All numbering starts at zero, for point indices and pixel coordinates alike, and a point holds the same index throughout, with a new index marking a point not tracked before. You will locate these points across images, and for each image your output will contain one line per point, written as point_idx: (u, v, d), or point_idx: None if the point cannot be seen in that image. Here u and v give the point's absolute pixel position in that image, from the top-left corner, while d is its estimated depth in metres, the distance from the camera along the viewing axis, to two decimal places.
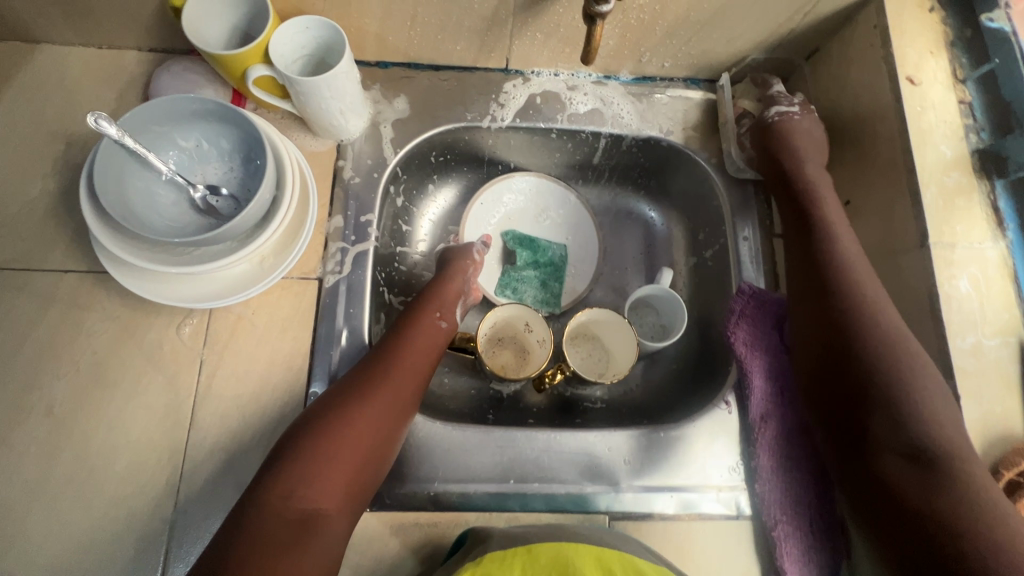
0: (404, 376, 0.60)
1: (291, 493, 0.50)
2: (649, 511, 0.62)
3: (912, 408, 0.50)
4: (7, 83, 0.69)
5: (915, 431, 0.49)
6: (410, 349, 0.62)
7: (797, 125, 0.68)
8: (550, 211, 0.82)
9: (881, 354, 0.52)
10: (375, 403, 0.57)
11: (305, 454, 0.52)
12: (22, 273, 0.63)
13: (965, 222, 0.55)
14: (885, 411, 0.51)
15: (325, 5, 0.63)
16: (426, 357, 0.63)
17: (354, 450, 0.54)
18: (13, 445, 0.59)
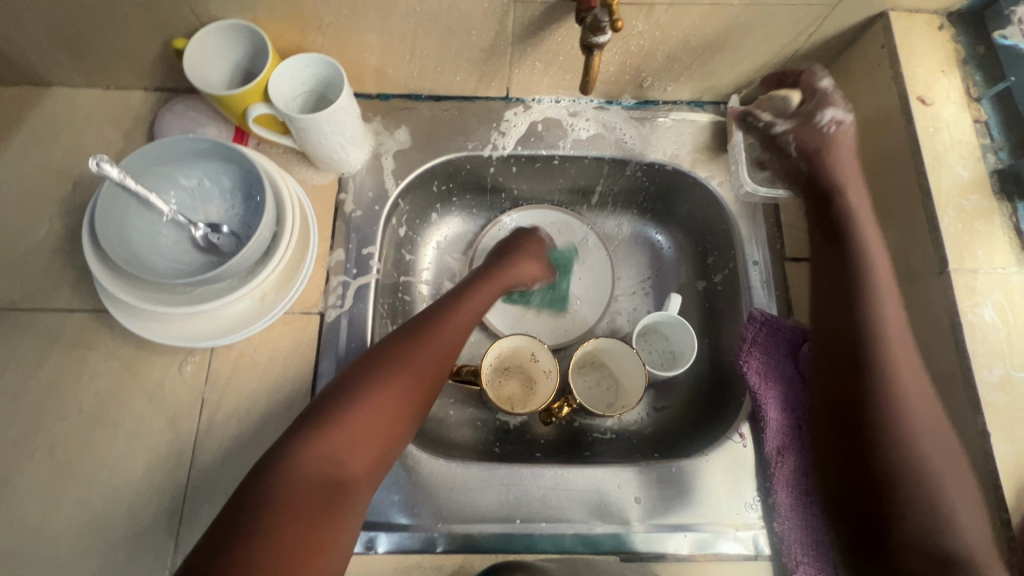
0: (440, 351, 0.56)
1: (318, 452, 0.47)
2: (663, 551, 0.59)
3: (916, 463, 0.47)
4: (18, 126, 0.71)
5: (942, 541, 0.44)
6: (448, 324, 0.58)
7: (841, 140, 0.60)
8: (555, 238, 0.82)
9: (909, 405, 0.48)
10: (411, 371, 0.53)
11: (338, 414, 0.49)
12: (28, 314, 0.64)
13: (986, 247, 0.52)
14: (910, 511, 0.46)
15: (325, 42, 0.64)
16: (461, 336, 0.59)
17: (386, 415, 0.51)
18: (15, 488, 0.58)
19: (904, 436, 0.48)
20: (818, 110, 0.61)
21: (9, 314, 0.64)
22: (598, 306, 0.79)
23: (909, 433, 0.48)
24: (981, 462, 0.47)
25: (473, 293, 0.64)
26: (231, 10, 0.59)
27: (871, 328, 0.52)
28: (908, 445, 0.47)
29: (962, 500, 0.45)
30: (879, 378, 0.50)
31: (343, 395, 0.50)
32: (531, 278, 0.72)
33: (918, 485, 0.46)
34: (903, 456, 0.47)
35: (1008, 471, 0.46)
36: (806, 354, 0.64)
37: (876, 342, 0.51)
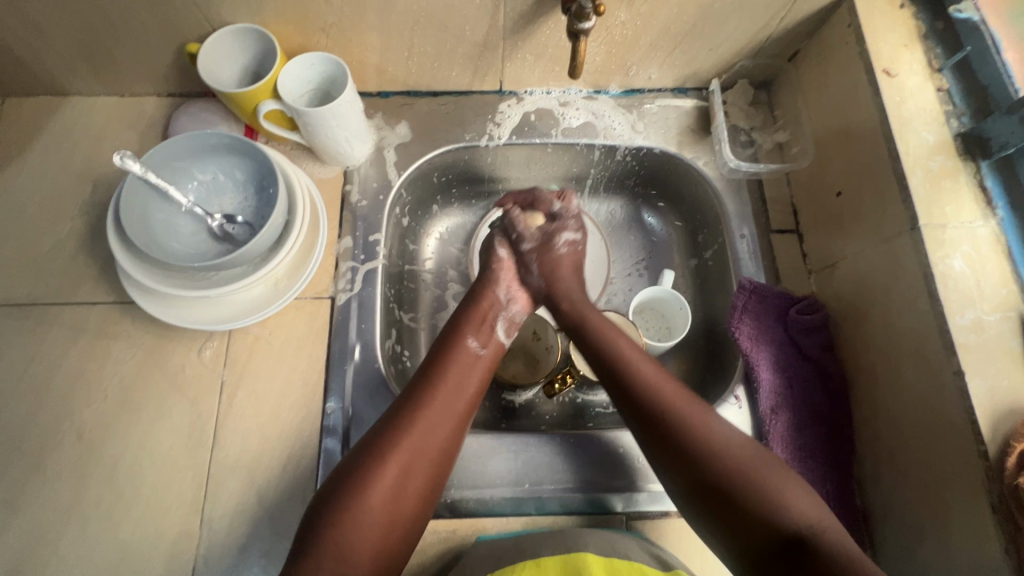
0: (456, 391, 0.57)
1: (355, 526, 0.48)
2: (665, 509, 0.62)
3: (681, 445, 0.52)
4: (40, 133, 0.75)
5: (786, 528, 0.46)
6: (456, 366, 0.59)
7: (536, 262, 0.69)
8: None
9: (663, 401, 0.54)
10: (427, 420, 0.54)
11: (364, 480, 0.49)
12: (54, 306, 0.67)
13: (953, 203, 0.56)
14: (756, 510, 0.48)
15: (328, 42, 0.68)
16: (470, 373, 0.59)
17: (413, 467, 0.52)
18: (47, 470, 0.61)
19: (725, 457, 0.50)
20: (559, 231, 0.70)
21: (37, 307, 0.67)
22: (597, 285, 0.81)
23: (714, 436, 0.52)
24: (957, 400, 0.51)
25: (474, 329, 0.63)
26: (242, 15, 0.63)
27: (641, 386, 0.56)
28: (718, 462, 0.50)
29: (790, 488, 0.49)
30: (677, 420, 0.53)
31: (365, 461, 0.51)
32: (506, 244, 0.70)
33: (752, 492, 0.48)
34: (729, 461, 0.50)
35: (983, 406, 0.49)
36: (793, 317, 0.67)
37: (653, 394, 0.55)
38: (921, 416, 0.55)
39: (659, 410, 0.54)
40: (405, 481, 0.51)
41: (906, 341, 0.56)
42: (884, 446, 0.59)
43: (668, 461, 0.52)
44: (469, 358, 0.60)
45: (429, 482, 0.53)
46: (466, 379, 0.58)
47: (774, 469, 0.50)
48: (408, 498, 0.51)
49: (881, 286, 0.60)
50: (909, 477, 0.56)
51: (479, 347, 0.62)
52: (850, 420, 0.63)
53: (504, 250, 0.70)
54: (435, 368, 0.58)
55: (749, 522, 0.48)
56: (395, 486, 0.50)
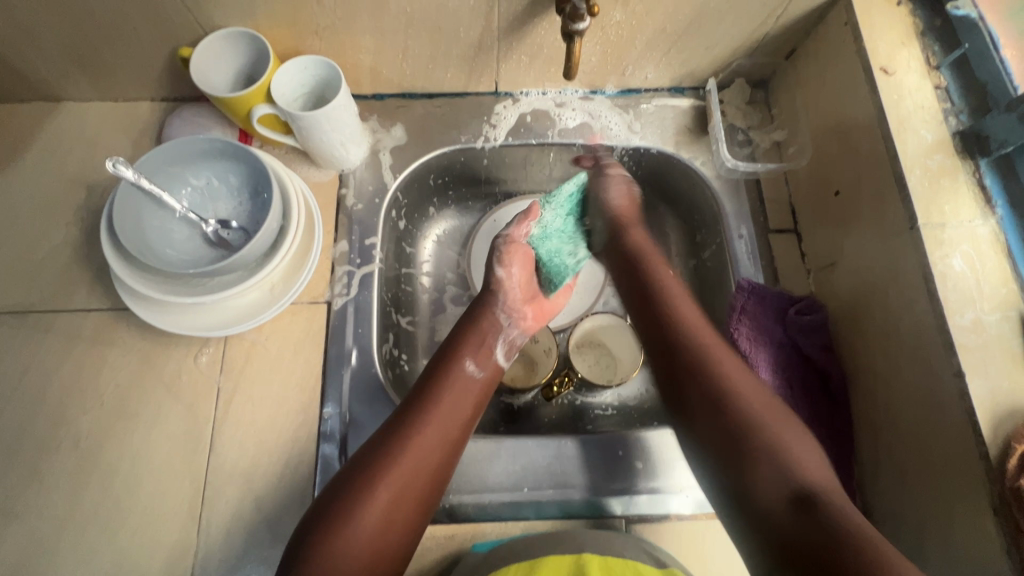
0: (450, 416, 0.57)
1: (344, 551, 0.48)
2: (665, 512, 0.62)
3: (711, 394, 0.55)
4: (33, 139, 0.74)
5: (797, 484, 0.48)
6: (450, 391, 0.58)
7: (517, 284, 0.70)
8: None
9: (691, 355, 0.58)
10: (419, 450, 0.54)
11: (352, 512, 0.49)
12: (49, 314, 0.67)
13: (952, 202, 0.55)
14: (766, 462, 0.50)
15: (322, 45, 0.68)
16: (464, 401, 0.59)
17: (404, 497, 0.52)
18: (43, 479, 0.61)
19: (748, 405, 0.54)
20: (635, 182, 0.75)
21: (32, 315, 0.67)
22: (594, 290, 0.83)
23: (737, 394, 0.54)
24: (957, 401, 0.50)
25: (472, 351, 0.62)
26: (234, 18, 0.63)
27: (687, 340, 0.59)
28: (739, 412, 0.53)
29: (801, 449, 0.51)
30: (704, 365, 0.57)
31: (352, 491, 0.51)
32: (505, 263, 0.70)
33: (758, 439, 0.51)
34: (750, 419, 0.53)
35: (985, 407, 0.49)
36: (792, 317, 0.66)
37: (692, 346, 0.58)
38: (922, 418, 0.54)
39: (695, 360, 0.57)
40: (393, 513, 0.51)
41: (906, 342, 0.56)
42: (883, 447, 0.59)
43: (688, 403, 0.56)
44: (464, 381, 0.60)
45: (418, 512, 0.53)
46: (460, 404, 0.58)
47: (784, 426, 0.52)
48: (397, 529, 0.51)
49: (880, 286, 0.59)
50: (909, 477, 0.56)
51: (475, 370, 0.61)
52: (850, 420, 0.63)
53: (504, 270, 0.69)
54: (428, 394, 0.58)
55: (758, 473, 0.50)
56: (384, 516, 0.50)
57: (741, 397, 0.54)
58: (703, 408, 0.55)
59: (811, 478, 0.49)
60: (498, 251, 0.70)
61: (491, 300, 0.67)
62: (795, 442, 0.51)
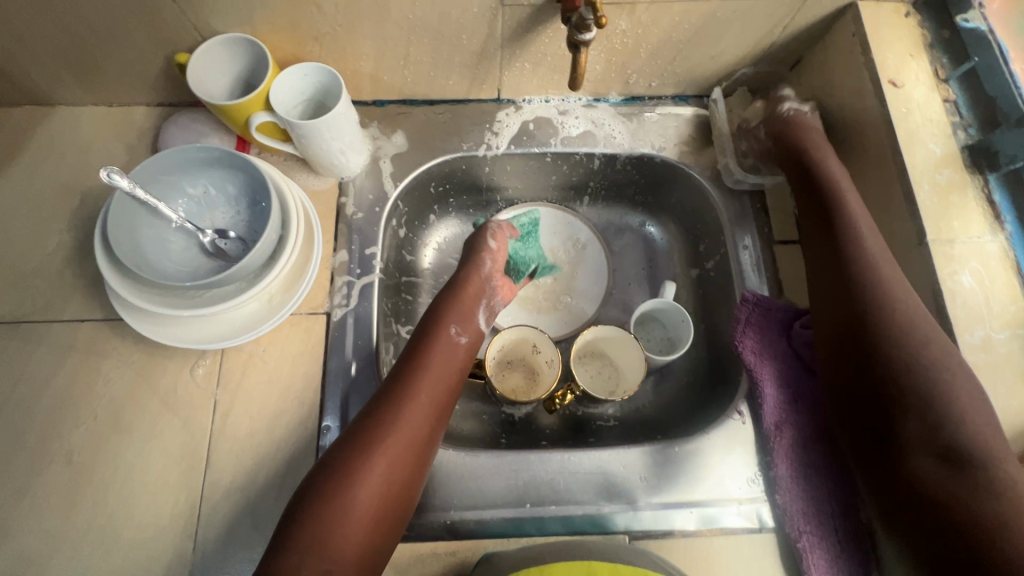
0: (441, 382, 0.58)
1: (345, 515, 0.49)
2: (669, 528, 0.61)
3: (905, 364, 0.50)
4: (25, 145, 0.73)
5: (955, 443, 0.47)
6: (438, 356, 0.60)
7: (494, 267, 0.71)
8: (548, 231, 0.84)
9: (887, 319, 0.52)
10: (414, 410, 0.55)
11: (353, 470, 0.51)
12: (40, 325, 0.65)
13: (961, 218, 0.55)
14: (922, 416, 0.49)
15: (322, 51, 0.66)
16: (451, 364, 0.61)
17: (400, 453, 0.53)
18: (35, 495, 0.59)
19: (936, 377, 0.50)
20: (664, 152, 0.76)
21: (22, 326, 0.65)
22: (596, 298, 0.81)
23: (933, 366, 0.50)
24: None
25: (457, 318, 0.64)
26: (231, 24, 0.62)
27: (868, 262, 0.56)
28: (931, 381, 0.49)
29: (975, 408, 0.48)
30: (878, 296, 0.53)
31: (352, 452, 0.52)
32: (495, 237, 0.72)
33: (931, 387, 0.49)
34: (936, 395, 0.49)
35: (995, 428, 0.49)
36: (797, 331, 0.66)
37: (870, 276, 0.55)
38: None
39: (888, 318, 0.52)
40: (394, 470, 0.52)
41: None
42: None
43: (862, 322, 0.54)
44: (450, 347, 0.62)
45: (416, 471, 0.54)
46: (447, 370, 0.60)
47: (975, 396, 0.49)
48: (397, 491, 0.52)
49: None
50: None
51: (460, 336, 0.63)
52: None
53: (495, 241, 0.72)
54: (417, 359, 0.59)
55: (919, 428, 0.49)
56: (386, 474, 0.52)
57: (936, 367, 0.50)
58: (894, 365, 0.51)
59: (976, 440, 0.47)
60: (490, 227, 0.73)
61: (475, 269, 0.69)
62: (986, 424, 0.48)
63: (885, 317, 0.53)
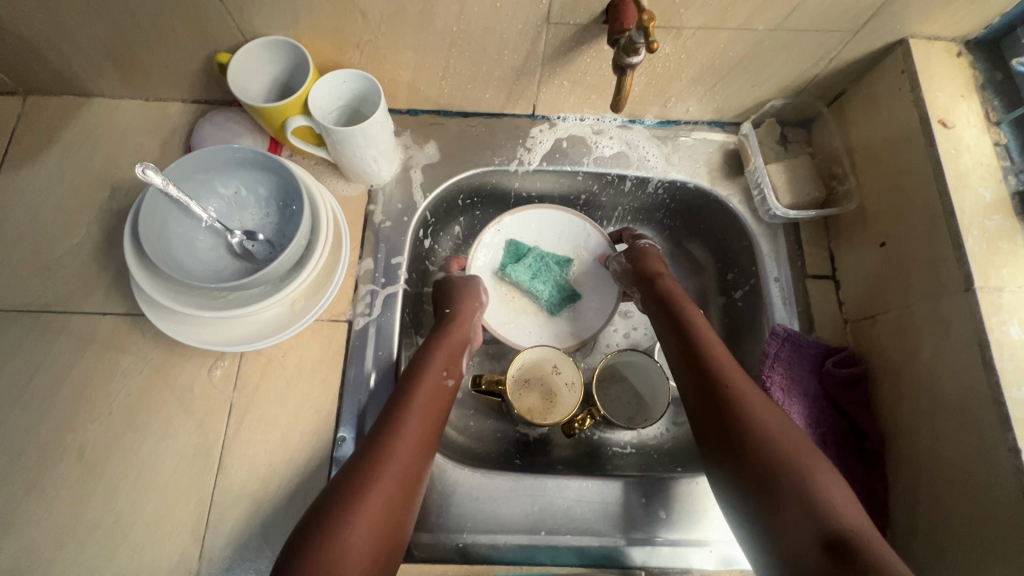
0: (427, 419, 0.57)
1: (335, 550, 0.45)
2: (687, 566, 0.59)
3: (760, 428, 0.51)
4: (61, 134, 0.73)
5: (829, 528, 0.45)
6: (426, 397, 0.58)
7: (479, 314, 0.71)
8: (552, 237, 0.81)
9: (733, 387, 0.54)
10: (405, 453, 0.53)
11: (348, 515, 0.47)
12: (64, 316, 0.65)
13: (1011, 265, 0.53)
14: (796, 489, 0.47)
15: (362, 59, 0.66)
16: (439, 405, 0.59)
17: (390, 496, 0.50)
18: (45, 489, 0.59)
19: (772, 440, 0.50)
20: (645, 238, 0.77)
21: (45, 316, 0.65)
22: (604, 313, 0.79)
23: (772, 434, 0.50)
24: (1013, 479, 0.48)
25: (448, 362, 0.63)
26: (275, 27, 0.61)
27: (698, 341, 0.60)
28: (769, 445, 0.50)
29: (836, 486, 0.47)
30: (740, 414, 0.52)
31: (346, 497, 0.49)
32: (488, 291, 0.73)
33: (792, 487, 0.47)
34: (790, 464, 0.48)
35: None
36: (828, 370, 0.64)
37: (728, 393, 0.54)
38: (969, 491, 0.51)
39: (723, 390, 0.54)
40: (386, 514, 0.50)
41: (954, 409, 0.54)
42: (923, 516, 0.56)
43: (727, 458, 0.51)
44: (439, 388, 0.60)
45: (405, 514, 0.51)
46: (435, 409, 0.58)
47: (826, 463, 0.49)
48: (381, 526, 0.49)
49: (927, 346, 0.57)
50: (954, 552, 0.52)
51: (448, 379, 0.62)
52: (884, 484, 0.60)
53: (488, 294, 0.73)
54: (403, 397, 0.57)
55: (775, 499, 0.47)
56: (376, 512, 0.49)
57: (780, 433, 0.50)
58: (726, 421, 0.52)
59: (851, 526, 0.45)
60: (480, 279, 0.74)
61: (469, 314, 0.69)
62: (830, 486, 0.47)
63: (735, 392, 0.54)
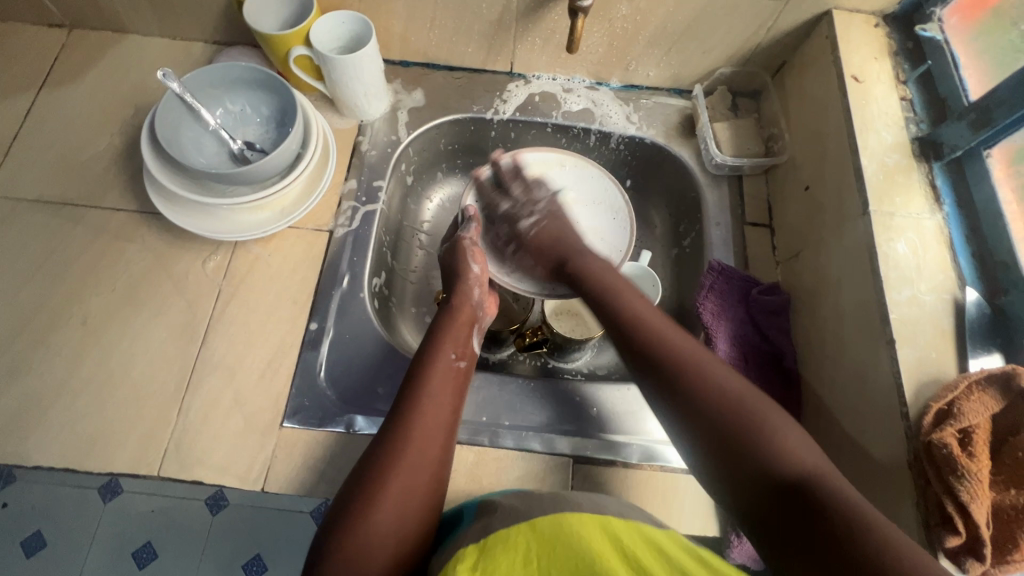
0: (445, 401, 0.58)
1: (365, 527, 0.48)
2: (614, 458, 0.65)
3: (707, 394, 0.51)
4: (97, 62, 0.84)
5: (780, 475, 0.45)
6: (437, 381, 0.59)
7: (478, 287, 0.69)
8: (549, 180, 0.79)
9: (684, 355, 0.54)
10: (423, 440, 0.54)
11: (372, 494, 0.50)
12: (82, 208, 0.74)
13: (903, 195, 0.61)
14: (756, 450, 0.47)
15: (360, 6, 0.76)
16: (456, 386, 0.60)
17: (415, 485, 0.52)
18: (48, 347, 0.67)
19: (712, 398, 0.50)
20: (522, 217, 0.73)
21: (66, 207, 0.74)
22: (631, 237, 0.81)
23: (707, 387, 0.51)
24: (888, 365, 0.54)
25: (454, 343, 0.63)
26: None
27: (617, 309, 0.61)
28: (717, 396, 0.50)
29: (792, 435, 0.47)
30: (707, 394, 0.51)
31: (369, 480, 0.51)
32: (477, 259, 0.70)
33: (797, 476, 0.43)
34: (736, 415, 0.49)
35: (909, 372, 0.53)
36: (755, 297, 0.71)
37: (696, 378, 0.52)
38: (860, 387, 0.58)
39: (664, 357, 0.54)
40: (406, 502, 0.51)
41: (851, 320, 0.60)
42: (826, 416, 0.62)
43: (681, 420, 0.51)
44: (451, 370, 0.61)
45: (429, 500, 0.53)
46: (452, 391, 0.59)
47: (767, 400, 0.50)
48: (413, 505, 0.51)
49: (835, 269, 0.64)
50: (845, 442, 0.58)
51: (458, 360, 0.62)
52: (797, 398, 0.66)
53: (478, 265, 0.70)
54: (419, 380, 0.58)
55: (735, 462, 0.47)
56: (400, 491, 0.51)
57: (714, 384, 0.51)
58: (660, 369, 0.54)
59: (802, 464, 0.45)
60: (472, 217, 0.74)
61: (466, 293, 0.68)
62: (788, 442, 0.47)
63: (675, 355, 0.54)
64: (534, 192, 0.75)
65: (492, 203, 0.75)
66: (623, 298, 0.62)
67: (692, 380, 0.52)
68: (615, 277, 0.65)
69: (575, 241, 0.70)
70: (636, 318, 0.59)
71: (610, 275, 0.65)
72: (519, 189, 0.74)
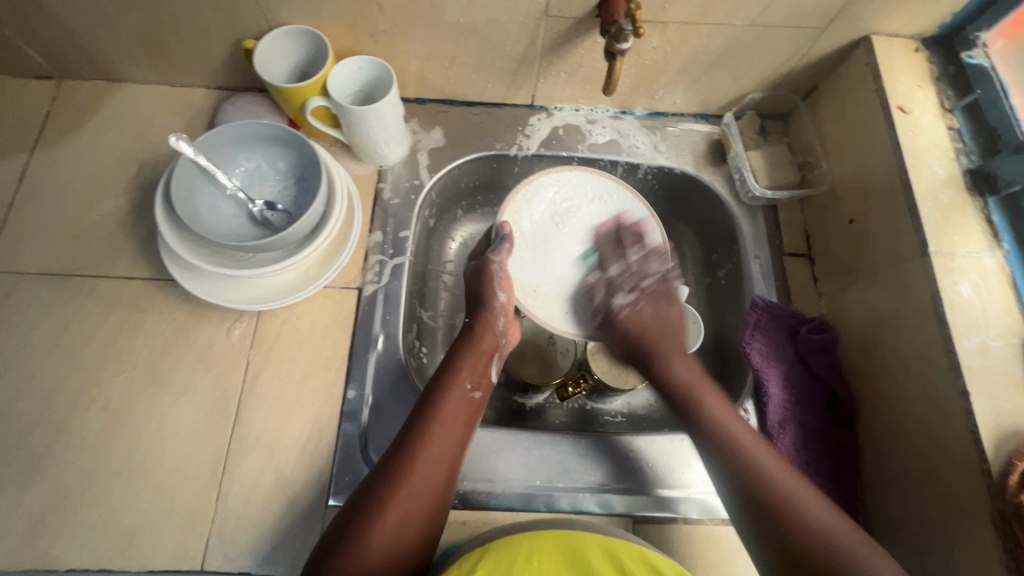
0: (451, 433, 0.57)
1: (356, 553, 0.49)
2: (672, 514, 0.64)
3: (826, 545, 0.49)
4: (92, 115, 0.78)
5: None
6: (449, 411, 0.58)
7: (502, 317, 0.67)
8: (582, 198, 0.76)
9: (786, 498, 0.52)
10: (427, 471, 0.54)
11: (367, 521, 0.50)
12: (92, 279, 0.69)
13: (961, 233, 0.59)
14: None
15: (376, 47, 0.72)
16: (465, 420, 0.59)
17: (414, 516, 0.52)
18: (70, 436, 0.62)
19: (828, 549, 0.49)
20: (619, 290, 0.70)
21: (75, 279, 0.69)
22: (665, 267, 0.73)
23: (828, 537, 0.50)
24: (963, 419, 0.53)
25: (471, 371, 0.62)
26: (298, 17, 0.67)
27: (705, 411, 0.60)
28: (825, 548, 0.49)
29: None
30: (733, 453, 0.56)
31: (367, 504, 0.51)
32: (505, 288, 0.67)
33: (787, 525, 0.51)
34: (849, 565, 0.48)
35: (986, 425, 0.52)
36: (803, 335, 0.68)
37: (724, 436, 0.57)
38: (929, 436, 0.56)
39: (772, 498, 0.52)
40: (409, 520, 0.52)
41: (914, 364, 0.59)
42: (891, 461, 0.60)
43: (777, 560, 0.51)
44: (464, 401, 0.60)
45: (431, 523, 0.53)
46: (461, 423, 0.58)
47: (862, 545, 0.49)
48: (408, 539, 0.51)
49: (891, 309, 0.62)
50: (914, 489, 0.57)
51: (473, 390, 0.61)
52: (855, 439, 0.65)
53: (504, 294, 0.67)
54: (429, 405, 0.58)
55: None
56: (397, 524, 0.51)
57: (834, 531, 0.50)
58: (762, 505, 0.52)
59: None
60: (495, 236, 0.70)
61: (490, 322, 0.66)
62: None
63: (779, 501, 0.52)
64: (648, 266, 0.72)
65: (605, 262, 0.73)
66: (722, 422, 0.59)
67: (776, 489, 0.53)
68: (719, 406, 0.61)
69: (691, 381, 0.63)
70: (734, 440, 0.57)
71: (688, 372, 0.65)
72: (636, 256, 0.72)
